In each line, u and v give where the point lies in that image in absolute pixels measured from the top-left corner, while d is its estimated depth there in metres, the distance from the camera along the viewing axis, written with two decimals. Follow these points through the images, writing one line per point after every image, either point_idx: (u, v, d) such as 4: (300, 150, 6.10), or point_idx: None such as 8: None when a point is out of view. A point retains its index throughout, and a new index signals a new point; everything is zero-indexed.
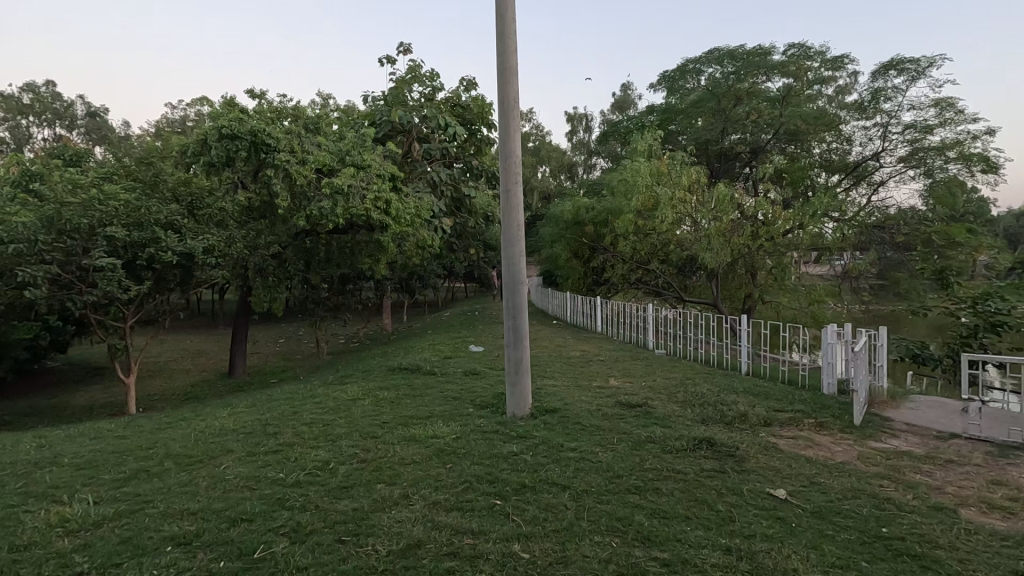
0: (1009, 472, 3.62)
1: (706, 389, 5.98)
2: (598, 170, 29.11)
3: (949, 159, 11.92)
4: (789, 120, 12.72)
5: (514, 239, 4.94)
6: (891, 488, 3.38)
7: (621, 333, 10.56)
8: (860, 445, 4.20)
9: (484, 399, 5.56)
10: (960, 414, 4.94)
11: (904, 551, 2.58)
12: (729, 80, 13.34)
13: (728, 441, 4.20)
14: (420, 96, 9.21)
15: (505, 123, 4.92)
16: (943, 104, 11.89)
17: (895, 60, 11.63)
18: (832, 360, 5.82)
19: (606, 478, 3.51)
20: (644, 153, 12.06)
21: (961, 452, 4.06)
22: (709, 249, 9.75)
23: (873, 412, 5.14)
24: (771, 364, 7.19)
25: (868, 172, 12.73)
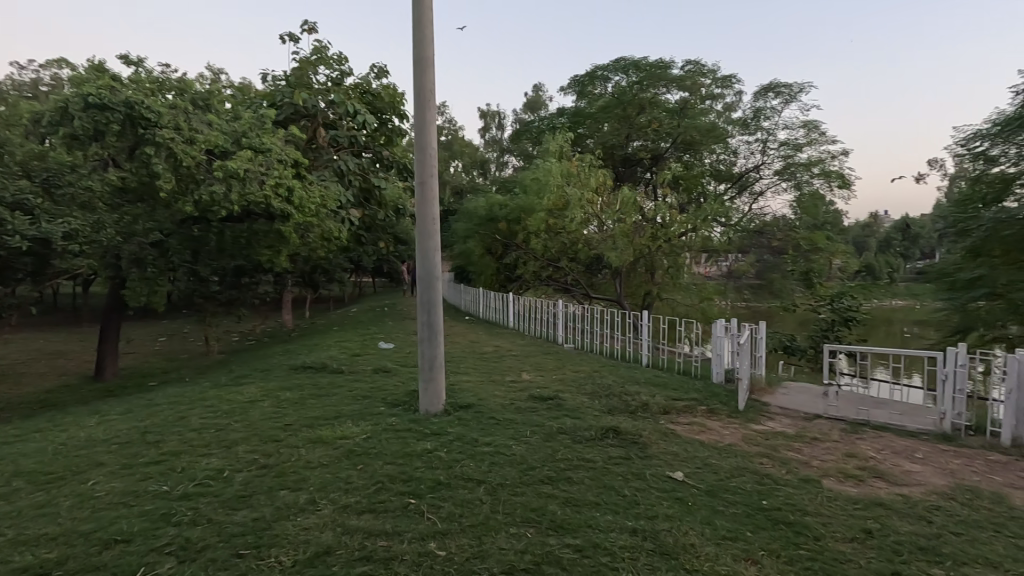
0: (860, 446, 4.22)
1: (612, 380, 6.31)
2: (511, 168, 29.60)
3: (814, 174, 13.56)
4: (686, 130, 13.78)
5: (429, 233, 4.85)
6: (769, 464, 3.79)
7: (532, 328, 10.80)
8: (744, 428, 4.68)
9: (396, 396, 5.42)
10: (822, 397, 5.64)
11: (780, 520, 2.91)
12: (634, 90, 14.16)
13: (632, 429, 4.47)
14: (326, 80, 8.72)
15: (420, 113, 4.80)
16: (810, 126, 13.48)
17: (773, 83, 13.03)
18: (720, 352, 6.39)
19: (520, 471, 3.57)
20: (556, 154, 12.39)
21: (822, 430, 4.66)
22: (614, 249, 10.36)
23: (753, 398, 5.75)
24: (669, 357, 7.76)
25: (750, 183, 14.21)
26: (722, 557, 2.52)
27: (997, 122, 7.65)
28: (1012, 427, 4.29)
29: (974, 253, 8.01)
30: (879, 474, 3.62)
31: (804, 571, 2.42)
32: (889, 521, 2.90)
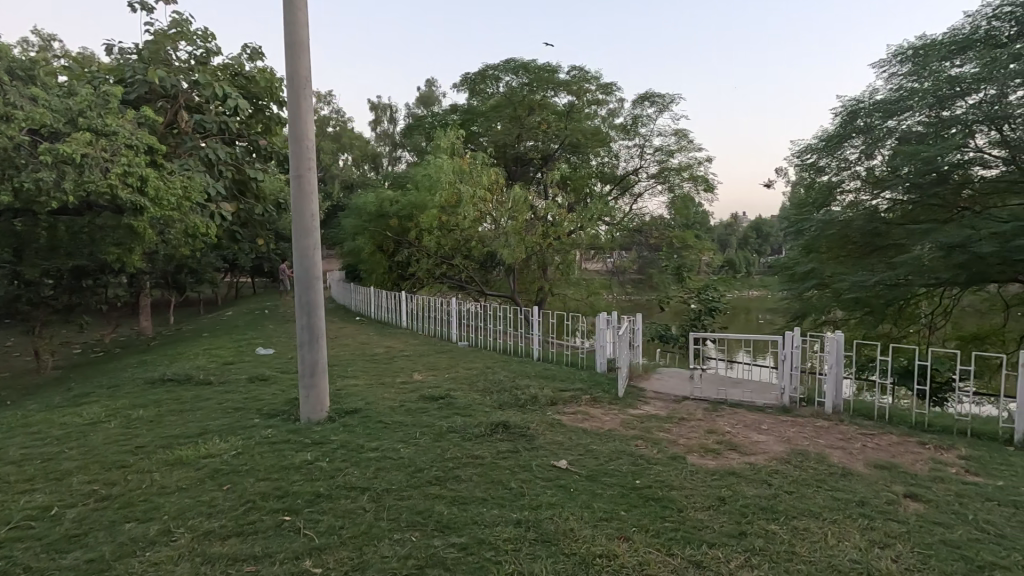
0: (719, 422, 4.73)
1: (503, 375, 6.43)
2: (404, 163, 28.84)
3: (684, 178, 14.64)
4: (572, 133, 14.35)
5: (307, 230, 4.55)
6: (643, 446, 4.10)
7: (426, 327, 10.65)
8: (623, 413, 5.02)
9: (273, 406, 5.02)
10: (689, 380, 6.25)
11: (650, 496, 3.16)
12: (524, 91, 14.47)
13: (520, 423, 4.59)
14: (189, 57, 7.78)
15: (294, 102, 4.47)
16: (680, 134, 14.75)
17: (648, 93, 14.07)
18: (603, 342, 6.83)
19: (407, 474, 3.49)
20: (448, 150, 12.23)
21: (688, 410, 5.15)
22: (507, 246, 10.57)
23: (632, 385, 6.19)
24: (558, 349, 8.10)
25: (631, 184, 15.05)
26: (599, 538, 2.67)
27: (823, 138, 9.04)
28: (833, 397, 5.09)
29: (807, 250, 9.37)
30: (733, 446, 4.09)
31: (668, 541, 2.65)
32: (738, 487, 3.29)
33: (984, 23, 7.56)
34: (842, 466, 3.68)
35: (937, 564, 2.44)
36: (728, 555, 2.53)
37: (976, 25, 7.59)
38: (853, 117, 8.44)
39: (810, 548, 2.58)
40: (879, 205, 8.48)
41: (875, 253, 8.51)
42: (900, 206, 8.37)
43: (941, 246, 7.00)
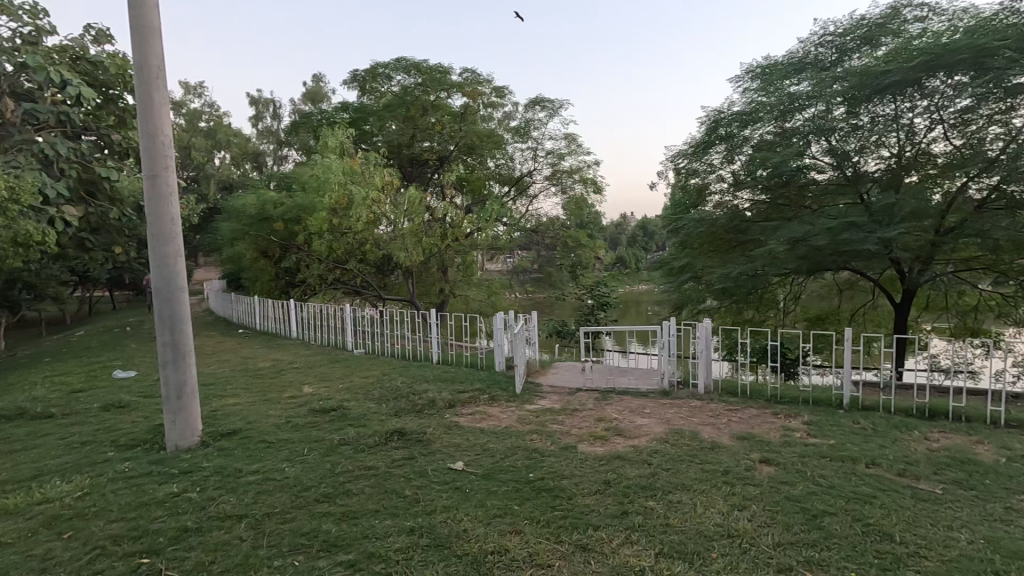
0: (608, 410, 5.02)
1: (401, 382, 6.26)
2: (290, 163, 26.95)
3: (576, 181, 14.83)
4: (466, 134, 14.03)
5: (166, 237, 4.07)
6: (538, 439, 4.23)
7: (319, 336, 10.05)
8: (520, 409, 5.14)
9: (134, 435, 4.45)
10: (582, 372, 6.56)
11: (542, 488, 3.27)
12: (416, 93, 13.72)
13: (417, 428, 4.50)
14: (14, 35, 6.61)
15: (144, 93, 3.97)
16: (571, 139, 15.29)
17: (539, 98, 14.40)
18: (502, 343, 6.95)
19: (292, 494, 3.26)
20: (337, 150, 11.48)
21: (581, 401, 5.40)
22: (403, 248, 10.27)
23: (530, 381, 6.36)
24: (458, 351, 8.09)
25: (527, 186, 15.16)
26: (491, 535, 2.71)
27: (692, 144, 9.97)
28: (705, 378, 5.64)
29: (683, 246, 10.27)
30: (619, 431, 4.36)
31: (558, 529, 2.75)
32: (623, 470, 3.51)
33: (812, 48, 8.80)
34: (711, 440, 4.08)
35: (782, 518, 2.80)
36: (610, 535, 2.69)
37: (807, 50, 8.80)
38: (716, 126, 9.42)
39: (681, 519, 2.82)
40: (740, 205, 9.51)
41: (737, 247, 9.57)
42: (757, 206, 9.45)
43: (788, 240, 8.03)
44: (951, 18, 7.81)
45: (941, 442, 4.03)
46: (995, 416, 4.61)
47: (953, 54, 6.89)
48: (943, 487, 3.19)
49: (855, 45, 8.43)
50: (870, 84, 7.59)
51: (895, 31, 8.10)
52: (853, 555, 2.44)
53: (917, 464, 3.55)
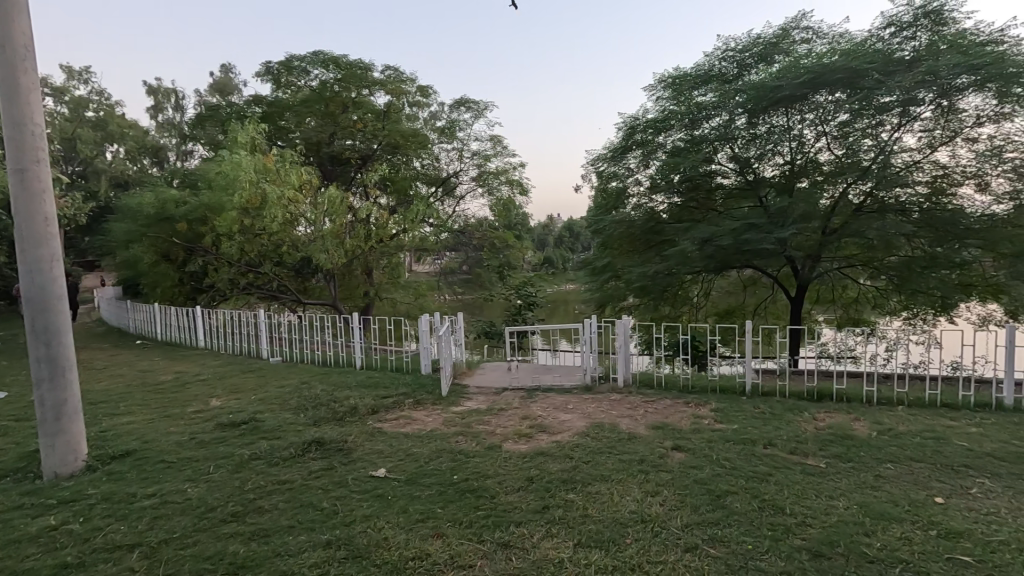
0: (532, 408, 5.11)
1: (320, 390, 5.98)
2: (196, 158, 24.91)
3: (502, 182, 14.25)
4: (390, 133, 13.30)
5: (38, 240, 3.60)
6: (463, 441, 4.22)
7: (230, 344, 9.37)
8: (445, 412, 5.10)
9: (2, 465, 3.91)
10: (508, 372, 6.64)
11: (465, 489, 3.25)
12: (336, 88, 12.94)
13: (337, 437, 4.33)
14: None
15: (7, 76, 3.49)
16: (496, 141, 15.18)
17: (464, 99, 14.23)
18: (427, 345, 6.84)
19: (194, 517, 3.01)
20: (247, 146, 10.60)
21: (507, 401, 5.44)
22: (323, 250, 9.81)
23: (456, 382, 6.33)
24: (382, 355, 7.87)
25: (453, 186, 14.97)
26: (412, 541, 2.66)
27: (611, 149, 10.40)
28: (624, 371, 5.90)
29: (604, 247, 10.67)
30: (543, 428, 4.45)
31: (479, 529, 2.76)
32: (545, 465, 3.59)
33: (716, 62, 9.46)
34: (629, 431, 4.27)
35: (690, 501, 2.99)
36: (532, 530, 2.73)
37: (711, 63, 9.42)
38: (632, 132, 9.87)
39: (599, 509, 2.93)
40: (656, 207, 10.03)
41: (653, 247, 10.10)
42: (670, 208, 10.01)
43: (699, 240, 8.59)
44: (831, 41, 8.72)
45: (826, 421, 4.49)
46: (870, 395, 5.20)
47: (833, 73, 7.69)
48: (827, 462, 3.55)
49: (753, 61, 9.15)
50: (766, 97, 8.29)
51: (786, 50, 8.90)
52: (751, 529, 2.65)
53: (805, 442, 3.93)
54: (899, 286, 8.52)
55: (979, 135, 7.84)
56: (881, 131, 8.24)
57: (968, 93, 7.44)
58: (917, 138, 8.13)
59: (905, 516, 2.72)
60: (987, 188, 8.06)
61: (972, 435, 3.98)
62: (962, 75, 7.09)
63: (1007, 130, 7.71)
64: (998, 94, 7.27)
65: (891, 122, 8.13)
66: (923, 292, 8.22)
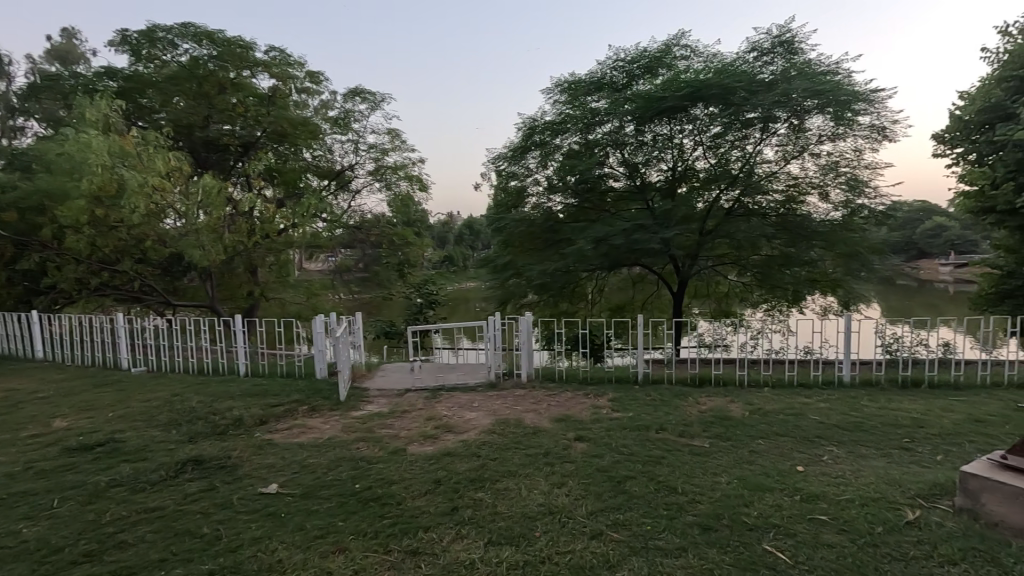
0: (437, 408, 5.01)
1: (196, 402, 5.34)
2: (30, 136, 21.03)
3: (401, 178, 13.44)
4: (275, 121, 11.75)
5: None
6: (364, 447, 4.01)
7: (79, 354, 8.01)
8: (344, 417, 4.81)
9: None
10: (410, 372, 6.49)
11: (369, 498, 3.09)
12: (210, 66, 10.92)
13: (218, 453, 3.89)
14: None
15: None
16: (394, 134, 13.55)
17: (357, 88, 13.04)
18: (322, 347, 6.43)
19: (34, 562, 2.52)
20: (99, 125, 9.07)
21: (410, 402, 5.28)
22: (198, 246, 8.73)
23: (355, 385, 6.03)
24: (271, 361, 7.24)
25: (348, 180, 13.87)
26: (310, 560, 2.46)
27: (511, 148, 10.56)
28: (528, 367, 6.02)
29: (505, 245, 10.81)
30: (449, 427, 4.38)
31: (385, 538, 2.63)
32: (452, 466, 3.53)
33: (608, 70, 9.97)
34: (534, 425, 4.35)
35: (593, 489, 3.11)
36: (441, 533, 2.67)
37: (604, 71, 9.91)
38: (531, 133, 10.11)
39: (508, 505, 2.93)
40: (554, 207, 10.36)
41: (552, 246, 10.43)
42: (567, 208, 10.40)
43: (594, 239, 9.04)
44: (706, 60, 9.62)
45: (708, 404, 4.95)
46: (743, 380, 5.81)
47: (708, 89, 8.48)
48: (710, 442, 3.90)
49: (640, 72, 9.76)
50: (651, 107, 8.92)
51: (669, 65, 9.65)
52: (649, 511, 2.82)
53: (692, 424, 4.29)
54: (762, 282, 9.66)
55: (821, 151, 9.10)
56: (747, 144, 9.26)
57: (813, 114, 8.62)
58: (775, 151, 9.23)
59: (775, 485, 3.08)
60: (827, 197, 9.27)
61: (823, 410, 4.62)
62: (809, 99, 8.20)
63: (842, 148, 9.06)
64: (835, 116, 8.50)
65: (755, 136, 9.18)
66: (780, 287, 9.41)
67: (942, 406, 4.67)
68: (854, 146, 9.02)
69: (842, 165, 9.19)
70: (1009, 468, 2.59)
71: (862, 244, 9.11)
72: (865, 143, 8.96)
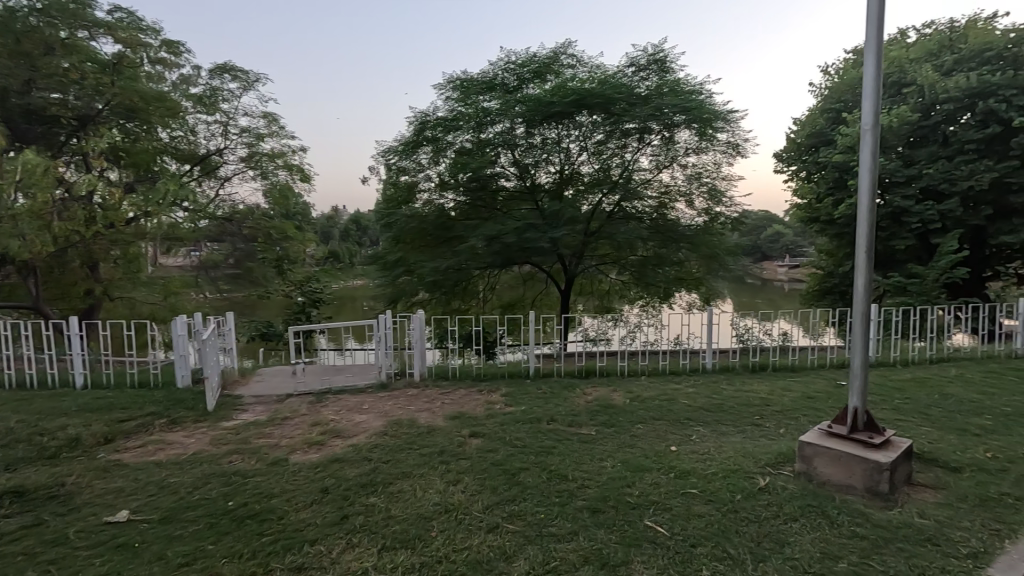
0: (323, 412, 4.70)
1: (15, 422, 4.43)
2: None
3: (279, 166, 12.34)
4: (122, 91, 9.68)
5: None
6: (239, 460, 3.63)
7: None
8: (213, 429, 4.31)
9: None
10: (291, 377, 6.00)
11: (245, 515, 2.79)
12: (31, 20, 8.85)
13: (47, 481, 3.27)
14: None
15: None
16: (270, 118, 12.37)
17: (226, 64, 11.72)
18: (184, 352, 5.70)
19: None
20: None
21: (292, 408, 4.89)
22: (17, 236, 7.24)
23: (225, 393, 5.42)
24: (117, 371, 6.25)
25: (214, 166, 12.35)
26: None
27: (401, 142, 10.27)
28: (420, 366, 5.91)
29: (396, 241, 10.47)
30: (336, 432, 4.13)
31: (265, 558, 2.40)
32: (340, 472, 3.33)
33: (499, 71, 10.09)
34: (428, 425, 4.27)
35: (489, 483, 3.13)
36: (330, 545, 2.50)
37: (495, 73, 10.03)
38: (422, 128, 9.93)
39: (401, 508, 2.84)
40: (446, 204, 10.25)
41: (444, 243, 10.33)
42: (459, 205, 10.36)
43: (486, 237, 9.13)
44: (590, 70, 10.16)
45: (593, 394, 5.26)
46: (624, 371, 6.24)
47: (592, 97, 8.98)
48: (596, 429, 4.14)
49: (530, 75, 10.02)
50: (541, 111, 9.22)
51: (557, 72, 10.03)
52: (542, 500, 2.91)
53: (579, 414, 4.52)
54: (639, 279, 10.48)
55: (688, 163, 10.09)
56: (626, 152, 9.97)
57: (681, 129, 9.53)
58: (649, 161, 10.06)
59: (653, 465, 3.35)
60: (693, 204, 10.33)
61: (691, 395, 5.15)
62: (678, 114, 9.06)
63: (704, 161, 10.12)
64: (699, 132, 9.48)
65: (633, 146, 9.91)
66: (654, 284, 10.30)
67: (782, 386, 5.45)
68: (714, 160, 10.14)
69: (705, 176, 10.29)
70: (833, 435, 3.07)
71: (720, 247, 10.31)
72: (723, 158, 10.12)
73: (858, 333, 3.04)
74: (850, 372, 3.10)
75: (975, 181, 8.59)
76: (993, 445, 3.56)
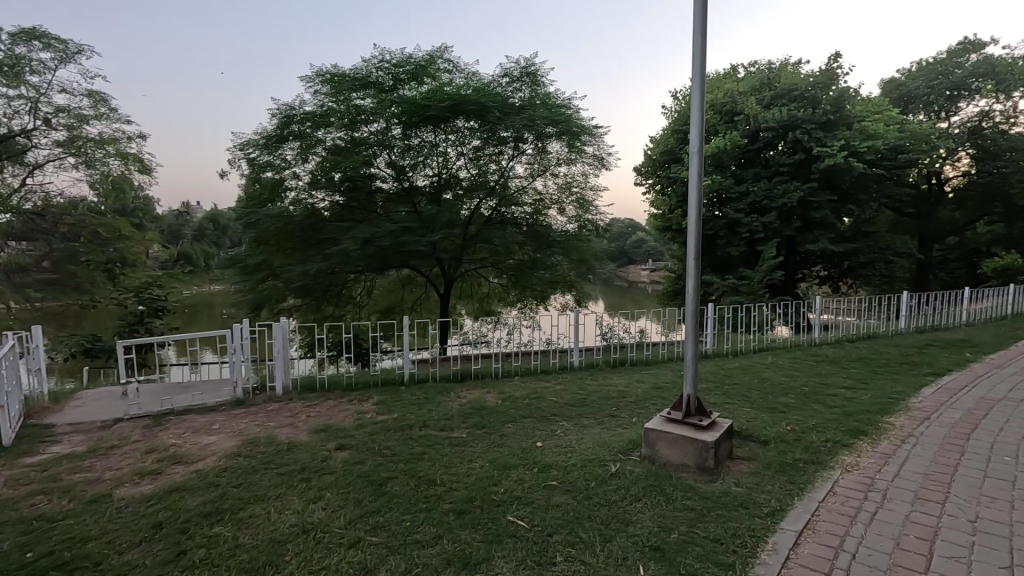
0: (161, 437, 4.14)
1: None
2: None
3: (109, 154, 10.50)
4: None
5: None
6: (45, 502, 3.05)
7: None
8: (9, 468, 3.57)
9: None
10: (120, 399, 5.20)
11: (49, 567, 2.36)
12: None
13: None
14: None
15: None
16: (97, 97, 10.57)
17: (35, 29, 9.82)
18: None
19: None
20: None
21: (121, 434, 4.24)
22: None
23: (30, 422, 4.53)
24: None
25: (17, 150, 10.06)
26: None
27: (264, 135, 9.45)
28: (283, 378, 5.47)
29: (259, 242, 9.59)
30: (177, 458, 3.67)
31: None
32: (179, 503, 2.96)
33: (373, 68, 9.74)
34: (289, 441, 3.99)
35: (353, 497, 3.01)
36: None
37: (369, 70, 9.66)
38: (288, 122, 9.21)
39: (252, 534, 2.62)
40: (316, 204, 9.65)
41: (313, 245, 9.71)
42: (331, 206, 9.81)
43: (360, 240, 8.77)
44: (467, 77, 10.27)
45: (467, 397, 5.33)
46: (499, 372, 6.40)
47: (469, 104, 9.08)
48: (468, 431, 4.20)
49: (406, 77, 9.83)
50: (418, 113, 9.09)
51: (433, 75, 9.97)
52: (408, 507, 2.88)
53: (452, 418, 4.55)
54: (515, 282, 10.83)
55: (559, 173, 10.68)
56: (502, 159, 10.25)
57: (553, 140, 10.06)
58: (524, 169, 10.45)
59: (519, 462, 3.49)
60: (564, 212, 10.94)
61: (558, 391, 5.45)
62: (549, 126, 9.55)
63: (574, 171, 10.79)
64: (569, 144, 10.09)
65: (508, 153, 10.22)
66: (530, 287, 10.71)
67: (637, 379, 6.01)
68: (582, 171, 10.86)
69: (575, 186, 10.97)
70: (672, 421, 3.48)
71: (589, 252, 11.06)
72: (590, 169, 10.88)
73: (693, 332, 3.47)
74: (686, 363, 3.52)
75: (786, 199, 10.27)
76: (793, 419, 4.29)
